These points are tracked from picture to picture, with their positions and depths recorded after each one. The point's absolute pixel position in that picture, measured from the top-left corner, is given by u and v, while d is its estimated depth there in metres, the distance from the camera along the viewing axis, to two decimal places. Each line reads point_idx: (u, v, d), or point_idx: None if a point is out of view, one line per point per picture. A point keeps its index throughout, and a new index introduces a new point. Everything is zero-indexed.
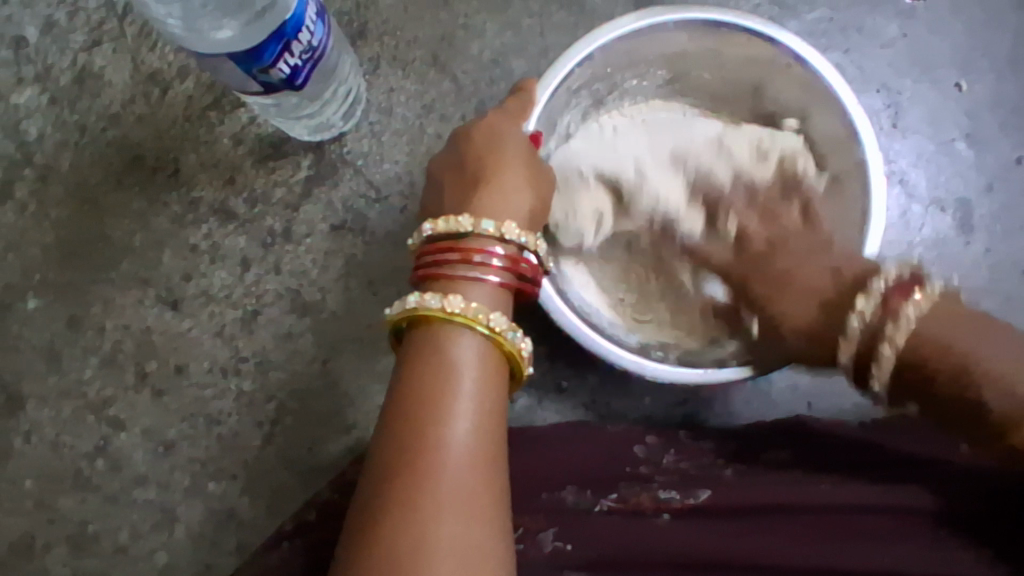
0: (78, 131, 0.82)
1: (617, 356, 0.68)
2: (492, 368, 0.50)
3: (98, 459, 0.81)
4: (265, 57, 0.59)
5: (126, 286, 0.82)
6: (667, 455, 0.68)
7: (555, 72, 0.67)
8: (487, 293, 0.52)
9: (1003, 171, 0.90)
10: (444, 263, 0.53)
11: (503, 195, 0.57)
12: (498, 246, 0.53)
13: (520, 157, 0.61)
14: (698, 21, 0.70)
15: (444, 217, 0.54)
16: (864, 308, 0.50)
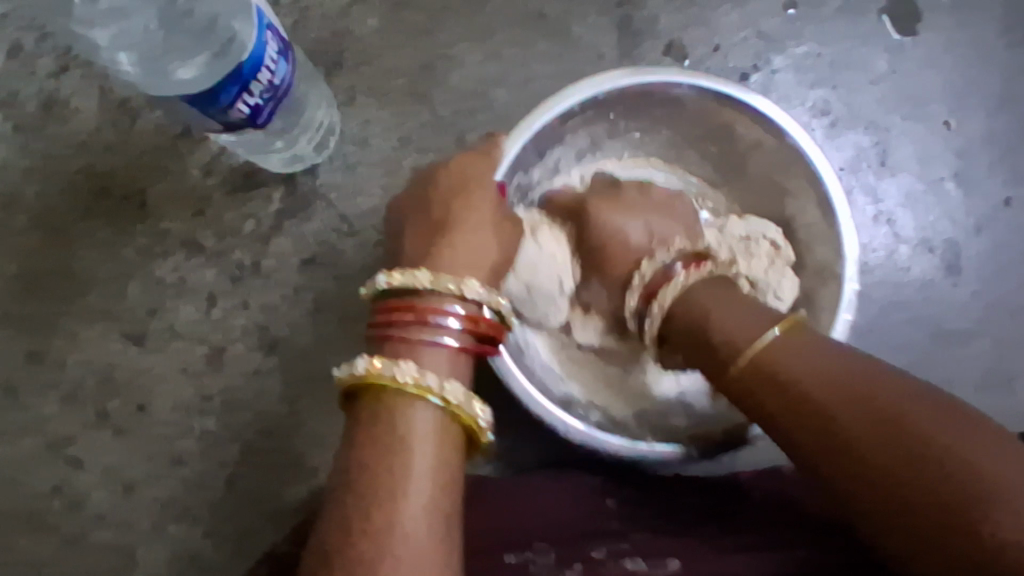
0: (43, 159, 0.80)
1: (540, 410, 0.65)
2: (448, 438, 0.47)
3: (55, 500, 0.78)
4: (222, 99, 0.56)
5: (89, 320, 0.79)
6: (641, 516, 0.65)
7: (553, 108, 0.64)
8: (444, 357, 0.50)
9: (992, 212, 0.88)
10: (400, 323, 0.50)
11: (465, 250, 0.56)
12: (457, 305, 0.51)
13: (484, 206, 0.58)
14: (713, 91, 0.67)
15: (401, 270, 0.51)
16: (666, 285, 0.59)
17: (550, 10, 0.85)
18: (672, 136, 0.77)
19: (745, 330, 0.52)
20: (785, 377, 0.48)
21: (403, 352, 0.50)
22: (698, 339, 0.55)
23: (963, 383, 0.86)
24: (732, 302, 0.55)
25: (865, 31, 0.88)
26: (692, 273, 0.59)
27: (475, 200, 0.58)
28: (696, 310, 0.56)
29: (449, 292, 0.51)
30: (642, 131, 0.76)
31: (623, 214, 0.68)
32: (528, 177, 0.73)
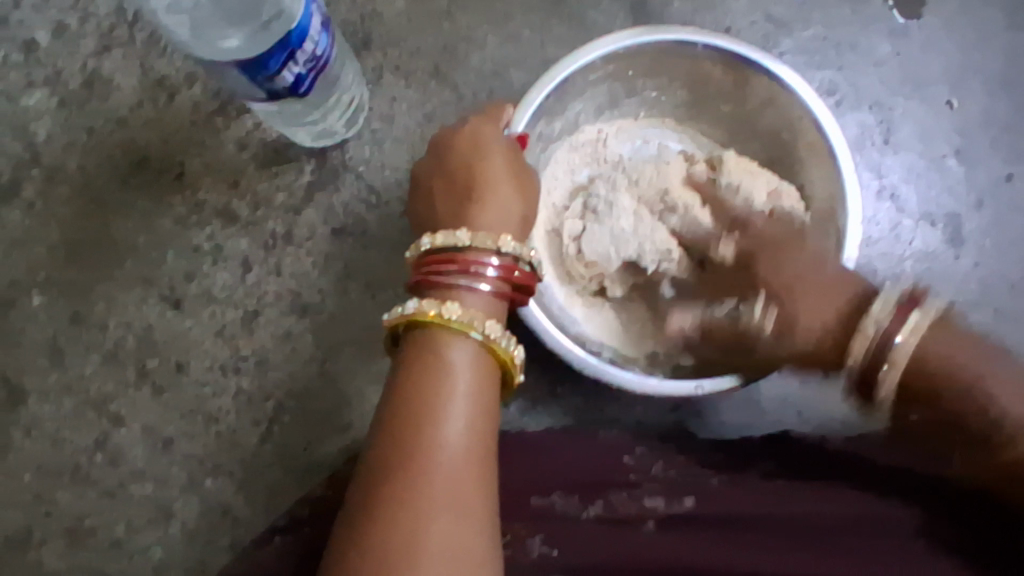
0: (87, 133, 0.84)
1: (552, 340, 0.73)
2: (486, 371, 0.51)
3: (96, 455, 0.82)
4: (270, 65, 0.60)
5: (129, 285, 0.84)
6: (656, 463, 0.69)
7: (580, 58, 0.73)
8: (483, 301, 0.54)
9: (992, 187, 0.92)
10: (442, 273, 0.54)
11: (495, 206, 0.61)
12: (494, 257, 0.55)
13: (506, 167, 0.64)
14: (728, 53, 0.75)
15: (442, 231, 0.55)
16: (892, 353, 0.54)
17: None
18: (687, 96, 0.84)
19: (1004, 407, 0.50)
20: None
21: (446, 296, 0.54)
22: (944, 394, 0.52)
23: None
24: (973, 349, 0.53)
25: (869, 16, 0.92)
26: (918, 312, 0.54)
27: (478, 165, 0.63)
28: (950, 378, 0.52)
29: (488, 243, 0.55)
30: (657, 90, 0.83)
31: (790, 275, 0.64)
32: (551, 129, 0.80)
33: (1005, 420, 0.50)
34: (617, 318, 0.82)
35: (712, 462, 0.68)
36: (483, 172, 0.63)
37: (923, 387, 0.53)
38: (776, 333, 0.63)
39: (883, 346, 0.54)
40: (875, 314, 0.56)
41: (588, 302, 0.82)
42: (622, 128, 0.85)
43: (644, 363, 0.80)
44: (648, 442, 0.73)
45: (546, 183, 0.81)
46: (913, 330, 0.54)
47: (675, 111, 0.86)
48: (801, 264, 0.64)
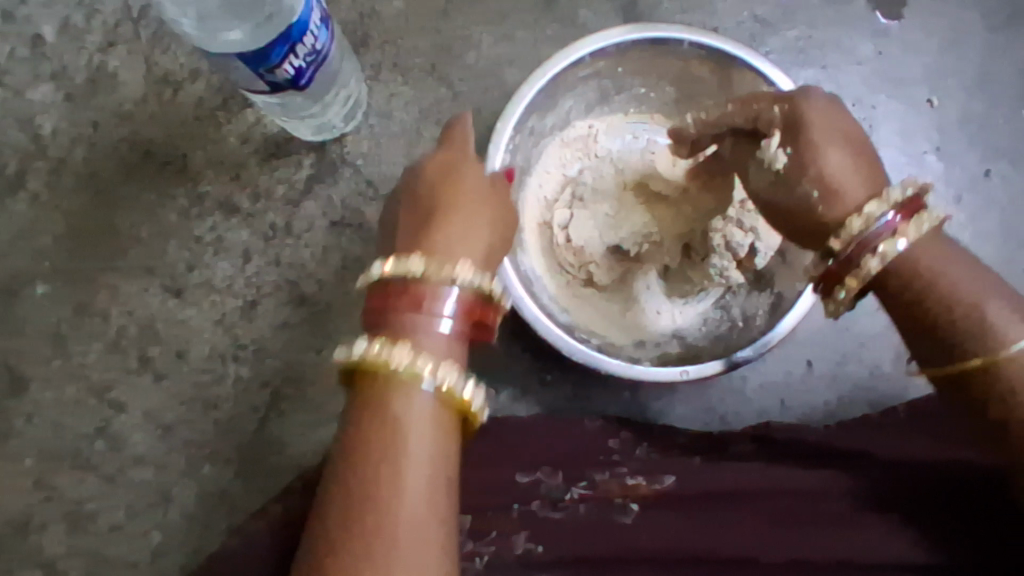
0: (92, 126, 0.87)
1: (541, 324, 0.75)
2: (445, 419, 0.48)
3: (97, 441, 0.84)
4: (272, 57, 0.63)
5: (131, 274, 0.86)
6: (639, 447, 0.71)
7: (568, 54, 0.76)
8: (437, 339, 0.50)
9: (971, 183, 0.94)
10: (393, 306, 0.50)
11: (460, 238, 0.56)
12: (449, 291, 0.50)
13: (478, 198, 0.59)
14: (713, 48, 0.78)
15: (393, 258, 0.51)
16: (877, 250, 0.52)
17: None
18: (675, 93, 0.87)
19: (986, 321, 0.47)
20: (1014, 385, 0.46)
21: (396, 334, 0.49)
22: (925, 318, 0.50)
23: None
24: (960, 264, 0.51)
25: (852, 17, 0.95)
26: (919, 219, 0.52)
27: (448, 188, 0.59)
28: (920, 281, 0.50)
29: (444, 274, 0.51)
30: (646, 87, 0.86)
31: (826, 133, 0.56)
32: (542, 124, 0.83)
33: (985, 335, 0.47)
34: (607, 305, 0.84)
35: (694, 447, 0.70)
36: (453, 194, 0.58)
37: (891, 290, 0.52)
38: (783, 175, 0.58)
39: (869, 240, 0.52)
40: (875, 207, 0.52)
41: (577, 291, 0.84)
42: (611, 125, 0.87)
43: (632, 349, 0.82)
44: (633, 426, 0.76)
45: (536, 175, 0.85)
46: (904, 235, 0.52)
47: (663, 107, 0.89)
48: (841, 129, 0.57)
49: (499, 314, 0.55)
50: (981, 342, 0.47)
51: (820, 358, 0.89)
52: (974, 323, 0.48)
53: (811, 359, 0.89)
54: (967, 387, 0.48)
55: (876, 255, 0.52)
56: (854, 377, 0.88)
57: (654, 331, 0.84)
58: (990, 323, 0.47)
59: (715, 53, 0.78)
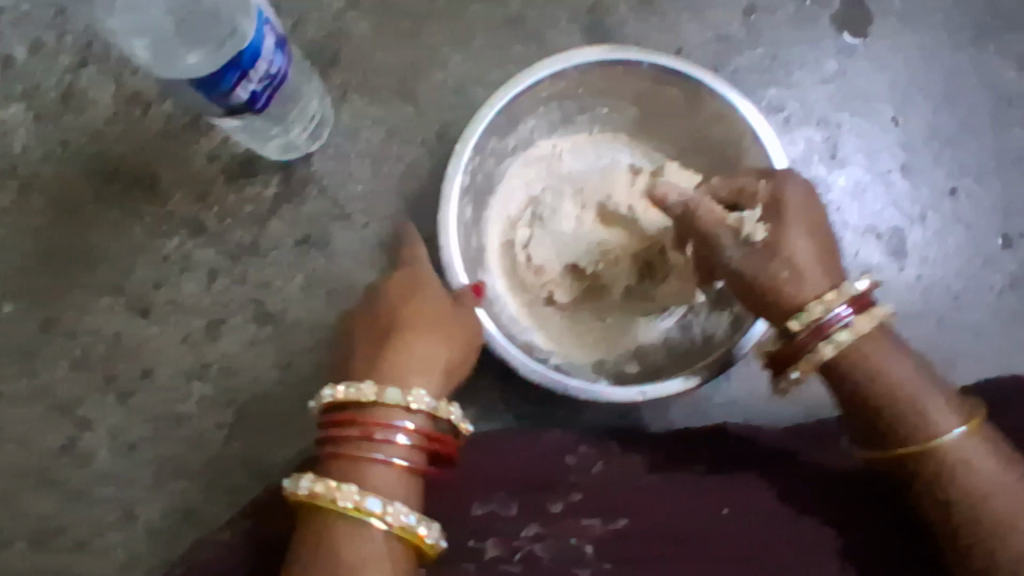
0: (61, 145, 0.87)
1: (498, 343, 0.75)
2: (395, 558, 0.53)
3: (63, 458, 0.85)
4: (223, 84, 0.63)
5: (98, 293, 0.86)
6: (596, 464, 0.73)
7: (528, 76, 0.77)
8: (388, 473, 0.56)
9: (936, 201, 0.95)
10: (346, 438, 0.57)
11: (420, 355, 0.61)
12: (402, 421, 0.57)
13: (438, 311, 0.65)
14: (673, 70, 0.78)
15: (347, 385, 0.57)
16: (832, 338, 0.60)
17: (527, 14, 0.92)
18: (638, 113, 0.87)
19: (923, 416, 0.57)
20: (946, 469, 0.55)
21: (351, 468, 0.56)
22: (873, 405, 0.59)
23: None
24: (904, 365, 0.59)
25: (819, 36, 0.95)
26: (865, 317, 0.60)
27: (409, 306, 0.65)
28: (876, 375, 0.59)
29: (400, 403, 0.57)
30: (609, 107, 0.87)
31: (799, 220, 0.62)
32: (504, 144, 0.83)
33: (924, 430, 0.57)
34: (569, 324, 0.85)
35: (650, 463, 0.72)
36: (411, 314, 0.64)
37: (846, 378, 0.60)
38: (759, 247, 0.62)
39: (824, 329, 0.60)
40: (834, 297, 0.60)
41: (540, 311, 0.85)
42: (577, 143, 0.89)
43: (592, 369, 0.83)
44: (590, 441, 0.78)
45: (500, 195, 0.86)
46: (856, 329, 0.59)
47: (628, 127, 0.89)
48: (813, 216, 0.62)
49: (454, 435, 0.61)
50: (920, 434, 0.57)
51: (782, 377, 0.90)
52: (913, 416, 0.57)
53: (774, 378, 0.90)
54: (907, 468, 0.57)
55: (830, 342, 0.60)
56: (814, 394, 0.90)
57: (614, 350, 0.84)
58: (927, 416, 0.57)
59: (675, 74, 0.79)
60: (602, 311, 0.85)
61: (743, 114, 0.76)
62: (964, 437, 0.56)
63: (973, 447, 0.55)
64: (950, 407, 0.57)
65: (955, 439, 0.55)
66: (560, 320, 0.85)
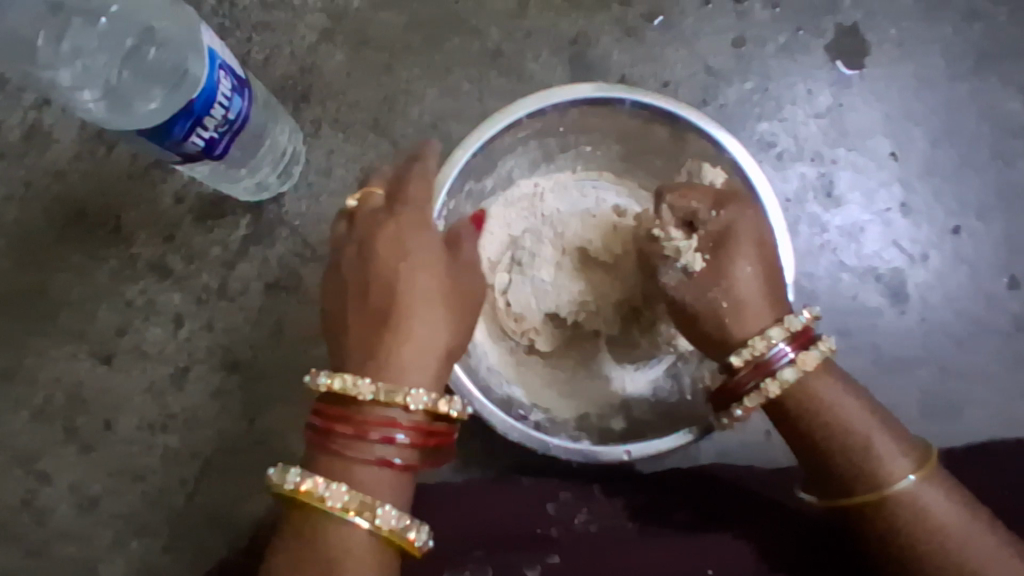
0: (23, 186, 0.83)
1: (477, 402, 0.71)
2: (380, 562, 0.51)
3: (22, 513, 0.82)
4: (175, 131, 0.60)
5: (60, 340, 0.83)
6: (578, 514, 0.69)
7: (503, 118, 0.72)
8: (379, 473, 0.52)
9: (938, 239, 0.91)
10: (337, 433, 0.52)
11: (412, 345, 0.54)
12: (395, 421, 0.52)
13: (434, 287, 0.55)
14: (656, 108, 0.74)
15: (341, 375, 0.52)
16: (776, 375, 0.59)
17: (507, 47, 0.89)
18: (621, 150, 0.84)
19: (874, 463, 0.57)
20: (900, 516, 0.56)
21: (339, 467, 0.51)
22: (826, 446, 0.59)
23: (908, 406, 0.89)
24: (855, 403, 0.60)
25: (811, 67, 0.92)
26: (809, 350, 0.60)
27: (399, 277, 0.55)
28: (831, 419, 0.59)
29: (393, 400, 0.52)
30: (591, 144, 0.83)
31: (742, 251, 0.62)
32: (481, 186, 0.80)
33: (880, 473, 0.57)
34: (552, 375, 0.81)
35: (631, 507, 0.70)
36: (403, 290, 0.55)
37: (800, 423, 0.60)
38: (698, 279, 0.63)
39: (766, 366, 0.60)
40: (777, 335, 0.60)
41: (520, 361, 0.80)
42: (558, 182, 0.84)
43: (574, 427, 0.80)
44: (571, 487, 0.75)
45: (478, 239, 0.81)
46: (801, 365, 0.59)
47: (612, 163, 0.85)
48: (757, 243, 0.63)
49: (455, 425, 0.56)
50: (874, 479, 0.57)
51: (779, 428, 0.87)
52: (863, 464, 0.58)
53: (771, 429, 0.87)
54: (859, 518, 0.58)
55: (775, 380, 0.59)
56: None
57: (598, 402, 0.80)
58: (878, 456, 0.57)
59: (659, 112, 0.75)
60: (587, 359, 0.80)
61: (732, 154, 0.72)
62: (915, 482, 0.56)
63: (925, 493, 0.56)
64: (900, 452, 0.58)
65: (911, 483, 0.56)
66: (542, 371, 0.81)
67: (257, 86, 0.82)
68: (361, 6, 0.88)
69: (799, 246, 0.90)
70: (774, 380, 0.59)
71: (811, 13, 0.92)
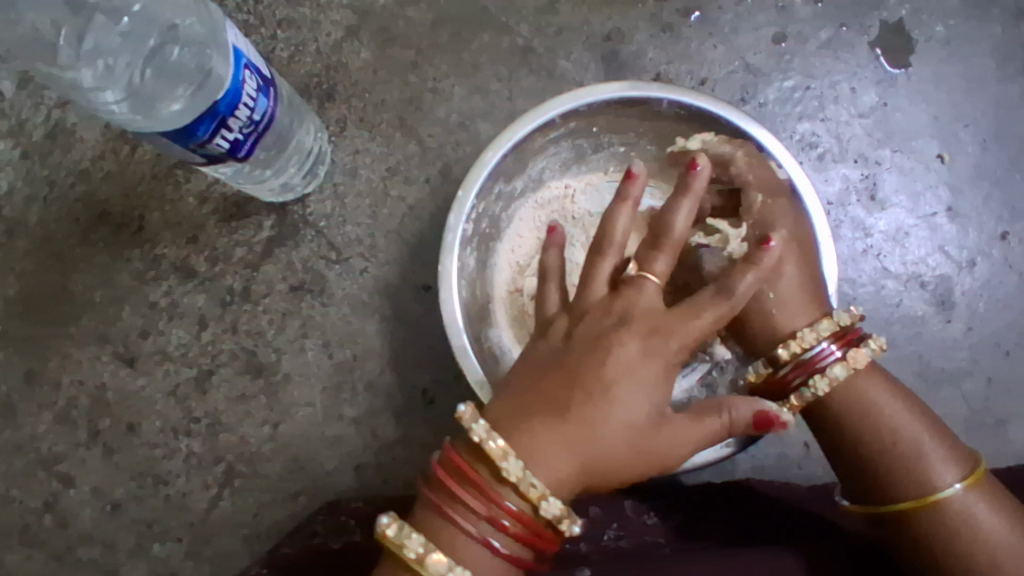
0: (47, 186, 0.82)
1: None
2: None
3: (46, 515, 0.81)
4: (200, 133, 0.58)
5: (84, 342, 0.82)
6: (608, 530, 0.66)
7: (535, 118, 0.69)
8: (491, 558, 0.48)
9: (986, 246, 0.88)
10: (465, 505, 0.47)
11: (558, 452, 0.47)
12: (524, 516, 0.47)
13: (626, 412, 0.48)
14: (693, 108, 0.71)
15: (495, 444, 0.47)
16: (825, 372, 0.55)
17: (537, 44, 0.86)
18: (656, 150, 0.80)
19: (924, 468, 0.54)
20: (949, 525, 0.52)
21: (455, 538, 0.47)
22: (864, 448, 0.56)
23: (954, 420, 0.86)
24: (894, 403, 0.56)
25: (855, 65, 0.88)
26: (859, 349, 0.56)
27: (634, 403, 0.49)
28: (867, 417, 0.56)
29: (530, 495, 0.47)
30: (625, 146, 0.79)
31: (787, 239, 0.62)
32: (511, 187, 0.77)
33: (921, 478, 0.54)
34: None
35: (668, 527, 0.66)
36: (618, 409, 0.48)
37: (837, 423, 0.57)
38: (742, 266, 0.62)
39: (815, 362, 0.56)
40: (826, 329, 0.56)
41: None
42: (592, 183, 0.80)
43: None
44: (602, 499, 0.71)
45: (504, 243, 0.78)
46: (852, 363, 0.55)
47: None
48: (799, 240, 0.62)
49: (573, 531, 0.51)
50: (916, 485, 0.54)
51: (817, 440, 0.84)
52: (908, 469, 0.54)
53: (809, 441, 0.84)
54: (903, 525, 0.54)
55: (824, 377, 0.55)
56: None
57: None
58: (921, 457, 0.54)
59: (696, 113, 0.71)
60: None
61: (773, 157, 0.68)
62: (965, 491, 0.53)
63: (976, 502, 0.52)
64: (950, 459, 0.54)
65: (954, 488, 0.53)
66: None
67: (283, 82, 0.78)
68: (388, 2, 0.86)
69: (841, 251, 0.87)
70: (824, 376, 0.55)
71: (856, 9, 0.88)
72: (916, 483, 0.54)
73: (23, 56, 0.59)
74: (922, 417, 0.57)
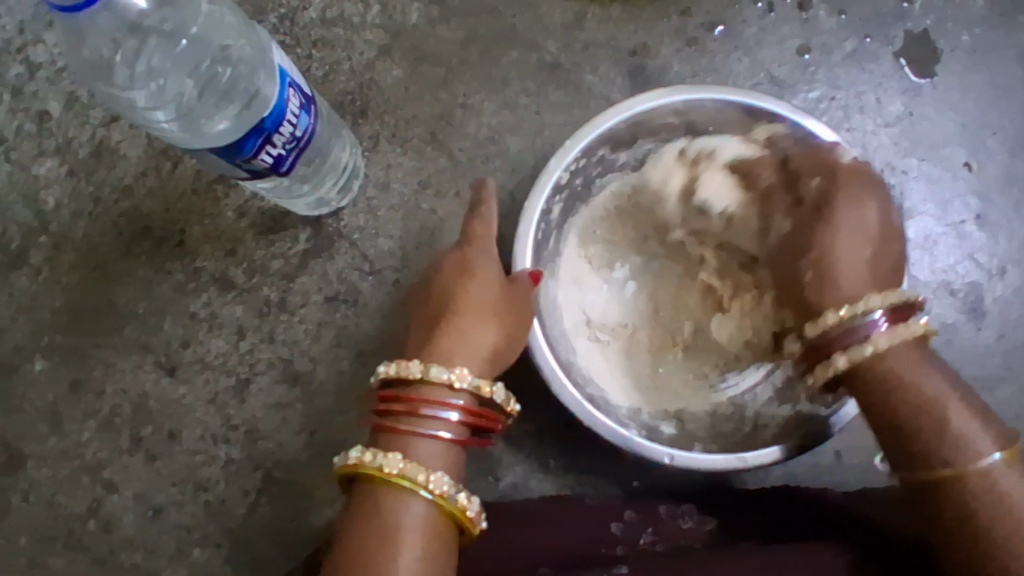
0: (93, 202, 0.86)
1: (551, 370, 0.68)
2: (440, 532, 0.49)
3: (90, 520, 0.84)
4: (246, 150, 0.61)
5: (126, 351, 0.85)
6: (644, 535, 0.66)
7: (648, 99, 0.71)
8: (433, 448, 0.51)
9: (1017, 253, 0.87)
10: (390, 414, 0.52)
11: (460, 341, 0.56)
12: (450, 396, 0.52)
13: (484, 310, 0.58)
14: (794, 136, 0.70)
15: (395, 361, 0.53)
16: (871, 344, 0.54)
17: (564, 59, 0.88)
18: None
19: (960, 430, 0.50)
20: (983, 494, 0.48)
21: (395, 444, 0.51)
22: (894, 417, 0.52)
23: None
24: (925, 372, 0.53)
25: (880, 75, 0.89)
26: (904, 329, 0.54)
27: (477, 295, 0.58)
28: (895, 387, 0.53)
29: (440, 378, 0.52)
30: None
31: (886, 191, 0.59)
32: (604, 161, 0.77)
33: (955, 447, 0.50)
34: (624, 362, 0.78)
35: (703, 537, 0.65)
36: (469, 303, 0.57)
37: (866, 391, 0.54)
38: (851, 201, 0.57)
39: (855, 331, 0.54)
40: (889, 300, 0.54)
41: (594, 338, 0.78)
42: None
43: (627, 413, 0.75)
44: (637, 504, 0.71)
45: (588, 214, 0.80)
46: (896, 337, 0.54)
47: None
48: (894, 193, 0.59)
49: (503, 416, 0.56)
50: (955, 454, 0.49)
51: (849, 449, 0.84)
52: (935, 426, 0.51)
53: (840, 450, 0.84)
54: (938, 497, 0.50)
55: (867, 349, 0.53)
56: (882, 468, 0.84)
57: (660, 403, 0.77)
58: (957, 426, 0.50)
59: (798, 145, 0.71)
60: (660, 357, 0.77)
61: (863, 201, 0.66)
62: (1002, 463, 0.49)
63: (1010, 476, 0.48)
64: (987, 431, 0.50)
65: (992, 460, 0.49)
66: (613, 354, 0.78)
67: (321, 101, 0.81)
68: (419, 21, 0.88)
69: None
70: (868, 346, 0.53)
71: (879, 20, 0.89)
72: (950, 452, 0.50)
73: (86, 77, 0.62)
74: (959, 387, 0.53)
